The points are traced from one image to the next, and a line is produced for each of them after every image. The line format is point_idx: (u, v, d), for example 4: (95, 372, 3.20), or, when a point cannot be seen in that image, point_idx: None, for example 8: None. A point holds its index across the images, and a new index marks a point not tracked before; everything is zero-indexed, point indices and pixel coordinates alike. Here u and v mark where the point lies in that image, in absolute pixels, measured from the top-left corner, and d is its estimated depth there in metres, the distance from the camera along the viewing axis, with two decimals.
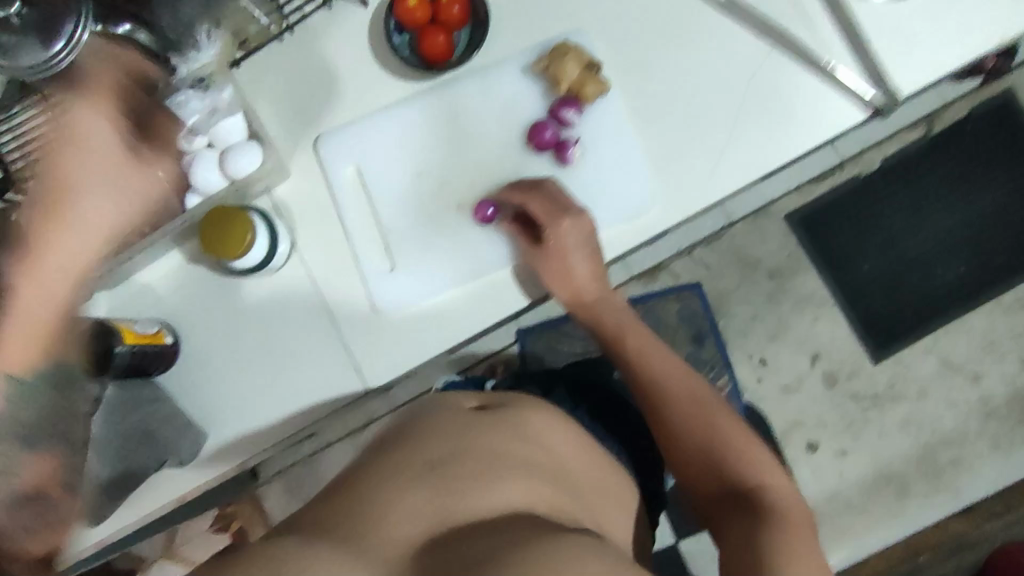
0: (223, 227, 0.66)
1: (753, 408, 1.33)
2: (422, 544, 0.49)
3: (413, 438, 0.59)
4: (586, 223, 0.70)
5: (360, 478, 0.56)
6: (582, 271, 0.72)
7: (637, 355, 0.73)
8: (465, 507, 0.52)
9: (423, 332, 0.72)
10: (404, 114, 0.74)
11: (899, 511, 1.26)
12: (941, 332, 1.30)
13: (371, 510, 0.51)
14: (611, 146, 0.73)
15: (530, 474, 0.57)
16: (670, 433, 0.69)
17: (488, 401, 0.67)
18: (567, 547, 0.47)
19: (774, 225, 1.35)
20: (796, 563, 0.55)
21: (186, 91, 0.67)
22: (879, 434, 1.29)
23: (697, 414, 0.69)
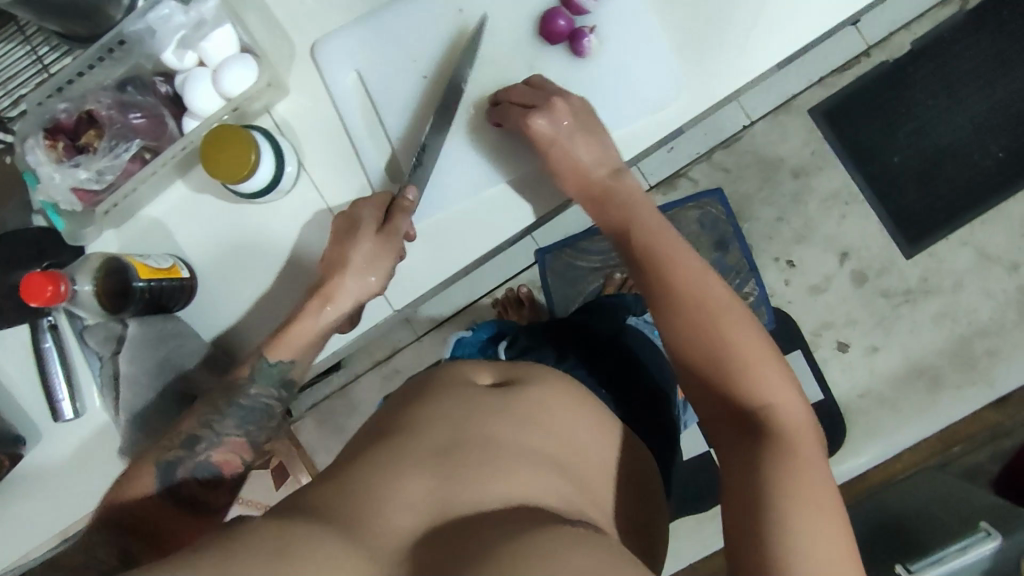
0: (224, 144, 0.61)
1: (780, 311, 1.30)
2: (420, 535, 0.46)
3: (428, 412, 0.56)
4: (558, 113, 0.64)
5: (367, 456, 0.53)
6: (588, 158, 0.66)
7: (647, 247, 0.62)
8: (466, 498, 0.49)
9: (445, 245, 0.69)
10: (405, 14, 0.69)
11: (932, 405, 1.24)
12: (975, 221, 1.25)
13: (370, 493, 0.48)
14: (630, 32, 0.68)
15: (534, 463, 0.54)
16: (670, 328, 0.58)
17: (497, 376, 0.63)
18: (580, 546, 0.44)
19: (798, 121, 1.28)
20: (799, 501, 0.45)
21: (168, 3, 0.62)
22: (912, 329, 1.26)
23: (707, 309, 0.57)
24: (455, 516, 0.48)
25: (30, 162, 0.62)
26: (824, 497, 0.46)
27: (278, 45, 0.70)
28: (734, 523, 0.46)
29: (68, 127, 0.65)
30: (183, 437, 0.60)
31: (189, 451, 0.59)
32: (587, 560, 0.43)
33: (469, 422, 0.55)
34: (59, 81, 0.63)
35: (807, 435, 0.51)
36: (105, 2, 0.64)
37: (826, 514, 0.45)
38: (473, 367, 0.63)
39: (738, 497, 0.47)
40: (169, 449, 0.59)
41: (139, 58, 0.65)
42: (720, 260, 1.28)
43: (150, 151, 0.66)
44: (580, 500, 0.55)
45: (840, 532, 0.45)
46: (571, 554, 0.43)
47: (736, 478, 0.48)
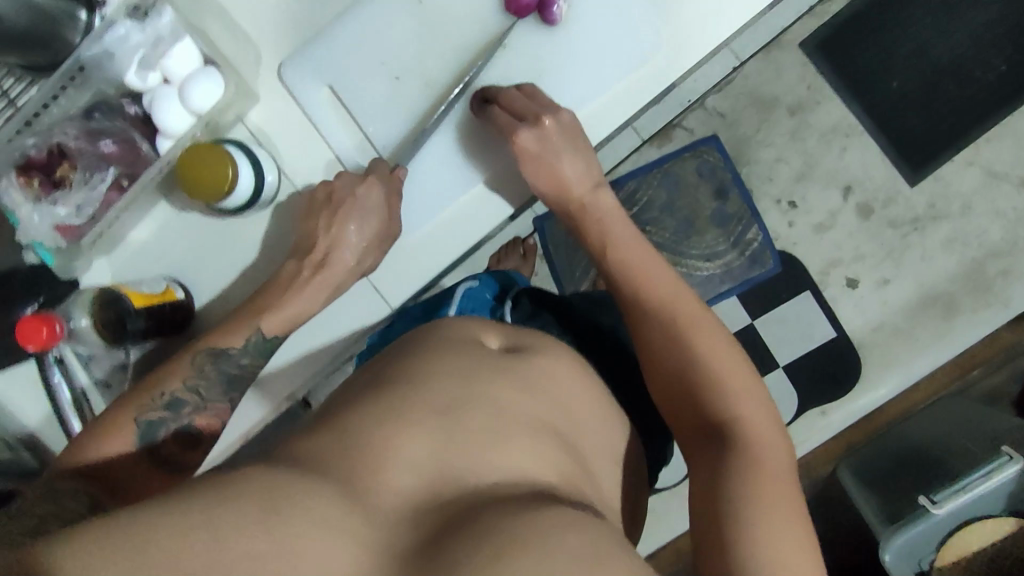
0: (205, 163, 0.62)
1: (787, 253, 1.27)
2: (416, 500, 0.43)
3: (436, 364, 0.53)
4: (543, 125, 0.63)
5: (374, 402, 0.50)
6: (571, 172, 0.66)
7: (623, 265, 0.65)
8: (464, 467, 0.46)
9: (433, 251, 0.70)
10: (368, 4, 0.67)
11: (947, 331, 1.22)
12: (980, 141, 1.22)
13: (371, 449, 0.45)
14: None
15: (541, 433, 0.52)
16: (647, 345, 0.61)
17: (505, 342, 0.61)
18: (578, 525, 0.42)
19: (790, 57, 1.24)
20: (765, 517, 0.47)
21: (124, 22, 0.60)
22: (922, 257, 1.24)
23: (682, 327, 0.60)
24: (452, 488, 0.45)
25: (7, 202, 0.62)
26: (787, 509, 0.49)
27: (243, 50, 0.68)
28: (705, 535, 0.49)
29: (40, 162, 0.63)
30: (165, 399, 0.60)
31: (172, 414, 0.60)
32: (585, 541, 0.40)
33: (474, 385, 0.52)
34: (28, 114, 0.60)
35: (775, 447, 0.54)
36: (63, 27, 0.62)
37: (789, 524, 0.48)
38: (483, 329, 0.61)
39: (706, 508, 0.50)
40: (152, 408, 0.59)
41: (101, 83, 0.63)
42: (719, 209, 1.27)
43: (126, 178, 0.65)
44: (575, 474, 0.52)
45: (803, 540, 0.48)
46: (568, 534, 0.40)
47: (705, 490, 0.51)
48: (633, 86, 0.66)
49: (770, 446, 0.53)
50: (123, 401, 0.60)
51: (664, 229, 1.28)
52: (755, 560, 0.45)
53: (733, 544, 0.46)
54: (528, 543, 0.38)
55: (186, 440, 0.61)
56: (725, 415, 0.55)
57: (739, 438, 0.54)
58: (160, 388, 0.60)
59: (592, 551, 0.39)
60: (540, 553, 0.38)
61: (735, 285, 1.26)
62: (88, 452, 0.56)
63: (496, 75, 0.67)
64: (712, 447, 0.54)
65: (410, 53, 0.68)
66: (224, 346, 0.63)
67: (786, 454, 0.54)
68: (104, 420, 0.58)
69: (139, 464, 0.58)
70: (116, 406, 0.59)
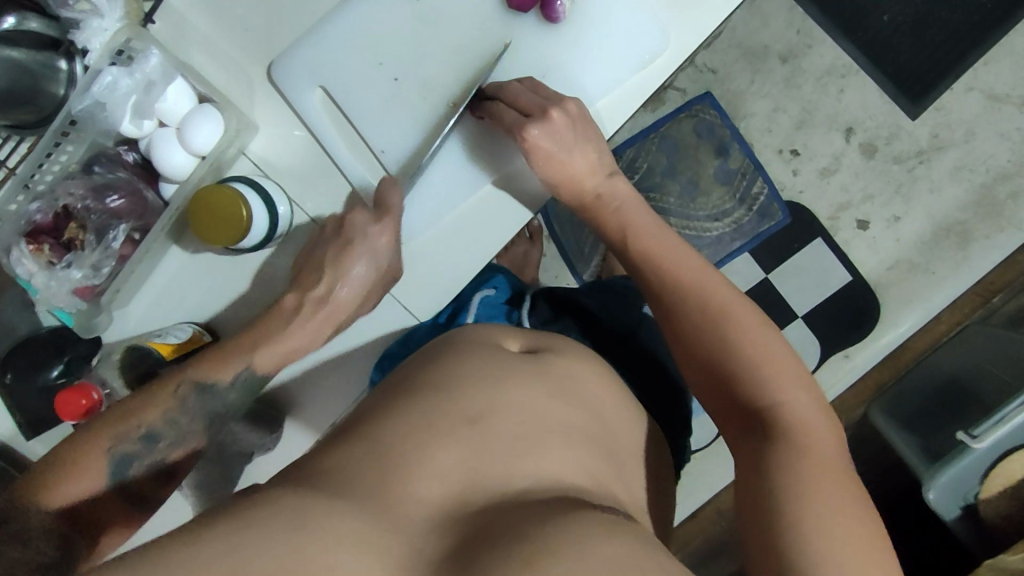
0: (217, 204, 0.61)
1: (794, 203, 1.23)
2: (446, 510, 0.43)
3: (458, 369, 0.51)
4: (555, 122, 0.61)
5: (399, 408, 0.49)
6: (586, 156, 0.64)
7: (649, 250, 0.63)
8: (496, 477, 0.45)
9: (447, 258, 0.68)
10: (354, 14, 0.64)
11: (963, 260, 1.19)
12: (979, 64, 1.16)
13: (399, 459, 0.45)
14: None
15: (572, 440, 0.50)
16: (681, 333, 0.59)
17: (527, 344, 0.59)
18: (613, 536, 0.41)
19: (776, 2, 1.19)
20: (816, 503, 0.46)
21: (110, 70, 0.59)
22: (931, 189, 1.20)
23: (716, 315, 0.58)
24: (483, 497, 0.44)
25: (23, 274, 0.61)
26: (840, 490, 0.47)
27: (240, 79, 0.66)
28: (756, 520, 0.47)
29: (48, 227, 0.62)
30: (139, 434, 0.57)
31: (147, 448, 0.57)
32: (621, 549, 0.39)
33: (501, 388, 0.50)
34: (25, 178, 0.61)
35: (821, 430, 0.52)
36: (43, 80, 0.60)
37: (845, 506, 0.46)
38: (501, 334, 0.59)
39: (758, 492, 0.49)
40: (127, 439, 0.56)
41: (96, 135, 0.62)
42: (722, 167, 1.23)
43: (138, 231, 0.64)
44: (606, 474, 0.51)
45: (861, 522, 0.46)
46: (603, 543, 0.39)
47: (753, 477, 0.50)
48: (643, 68, 0.64)
49: (816, 430, 0.52)
50: (92, 429, 0.55)
51: (669, 194, 1.24)
52: (811, 543, 0.44)
53: (787, 527, 0.45)
54: (561, 554, 0.38)
55: (157, 473, 0.59)
56: (768, 402, 0.53)
57: (785, 423, 0.52)
58: (137, 421, 0.57)
59: (629, 558, 0.39)
60: (575, 563, 0.37)
61: (747, 241, 1.22)
62: (55, 490, 0.52)
63: (500, 75, 0.65)
64: (757, 433, 0.53)
65: (408, 53, 0.64)
66: (207, 380, 0.59)
67: (833, 437, 0.52)
68: (73, 451, 0.54)
69: (110, 498, 0.56)
70: (81, 433, 0.55)
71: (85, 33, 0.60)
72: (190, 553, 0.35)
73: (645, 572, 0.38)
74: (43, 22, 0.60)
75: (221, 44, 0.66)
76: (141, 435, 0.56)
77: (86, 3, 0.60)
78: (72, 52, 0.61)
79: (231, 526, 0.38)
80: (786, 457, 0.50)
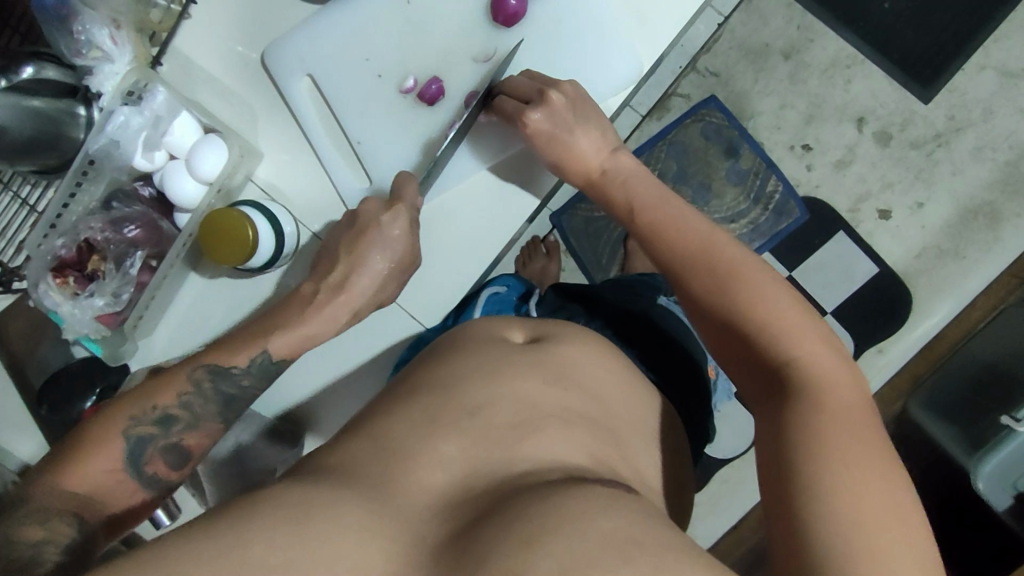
0: (224, 228, 0.64)
1: (812, 198, 1.21)
2: (449, 496, 0.44)
3: (453, 366, 0.53)
4: (551, 106, 0.62)
5: (403, 406, 0.50)
6: (580, 139, 0.63)
7: (652, 224, 0.59)
8: (495, 463, 0.46)
9: (461, 253, 0.70)
10: (348, 36, 0.67)
11: (995, 240, 1.15)
12: (989, 42, 1.14)
13: (399, 452, 0.46)
14: None
15: (572, 425, 0.50)
16: (690, 299, 0.56)
17: (531, 332, 0.59)
18: (613, 507, 0.41)
19: (773, 1, 1.19)
20: (837, 460, 0.42)
21: (122, 109, 0.63)
22: (953, 171, 1.17)
23: (728, 277, 0.54)
24: (484, 483, 0.44)
25: (49, 305, 0.65)
26: (864, 450, 0.43)
27: (245, 114, 0.70)
28: (770, 483, 0.44)
29: (73, 260, 0.66)
30: (155, 414, 0.57)
31: (161, 430, 0.58)
32: (619, 522, 0.39)
33: (496, 380, 0.51)
34: (50, 217, 0.64)
35: (847, 391, 0.48)
36: (64, 126, 0.63)
37: (882, 473, 0.42)
38: (501, 326, 0.59)
39: (773, 457, 0.45)
40: (142, 422, 0.57)
41: (113, 173, 0.65)
42: (734, 168, 1.21)
43: (153, 257, 0.68)
44: (609, 453, 0.50)
45: (884, 482, 0.42)
46: (599, 516, 0.39)
47: (769, 440, 0.46)
48: (629, 66, 0.66)
49: (842, 391, 0.47)
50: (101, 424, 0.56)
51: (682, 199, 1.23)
52: (821, 498, 0.41)
53: (805, 481, 0.42)
54: (562, 529, 0.38)
55: (175, 459, 0.58)
56: (788, 359, 0.50)
57: (805, 383, 0.48)
58: (149, 402, 0.58)
59: (625, 530, 0.39)
60: (574, 535, 0.37)
61: (765, 242, 1.21)
62: (72, 471, 0.53)
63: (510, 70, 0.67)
64: (773, 397, 0.49)
65: (396, 56, 0.67)
66: (224, 363, 0.61)
67: (860, 396, 0.48)
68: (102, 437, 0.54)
69: (131, 493, 0.56)
70: (97, 419, 0.56)
71: (98, 78, 0.64)
72: (199, 552, 0.36)
73: (643, 545, 0.38)
74: (60, 70, 0.62)
75: (225, 79, 0.70)
76: (154, 415, 0.57)
77: (98, 49, 0.63)
78: (88, 98, 0.64)
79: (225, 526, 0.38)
80: (803, 412, 0.46)
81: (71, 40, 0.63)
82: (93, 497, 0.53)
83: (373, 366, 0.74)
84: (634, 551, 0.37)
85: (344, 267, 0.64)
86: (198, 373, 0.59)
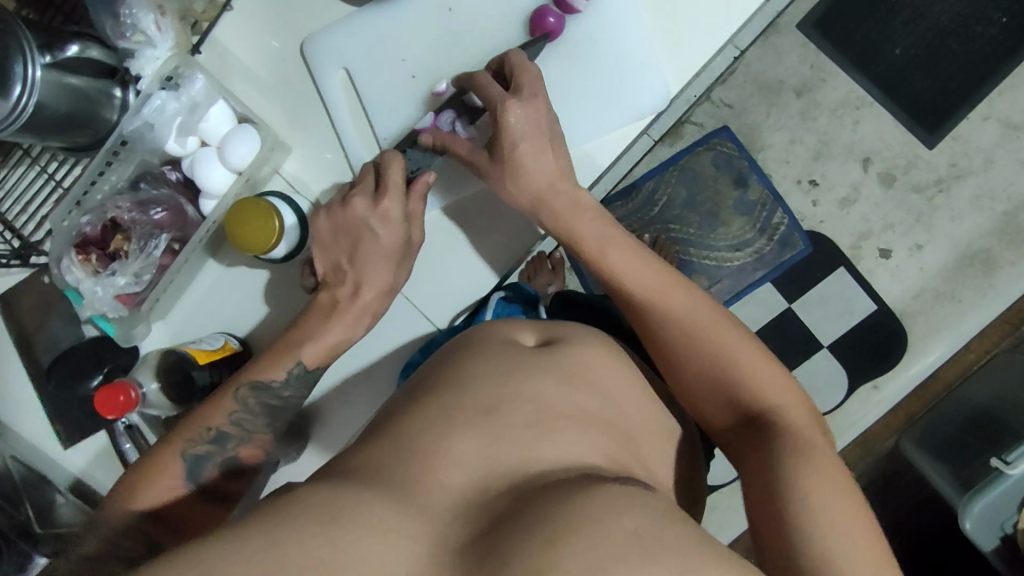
0: (252, 217, 0.64)
1: (816, 233, 1.23)
2: (468, 498, 0.44)
3: (471, 367, 0.53)
4: None
5: (422, 406, 0.51)
6: None
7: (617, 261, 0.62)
8: (512, 462, 0.46)
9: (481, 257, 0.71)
10: (388, 41, 0.69)
11: (990, 286, 1.17)
12: (994, 94, 1.17)
13: (421, 450, 0.47)
14: (622, 10, 0.67)
15: (589, 429, 0.51)
16: (661, 341, 0.58)
17: (545, 335, 0.60)
18: (635, 506, 0.41)
19: (790, 38, 1.22)
20: (816, 506, 0.45)
21: (159, 94, 0.64)
22: (953, 216, 1.20)
23: (686, 325, 0.58)
24: (502, 482, 0.45)
25: (70, 280, 0.66)
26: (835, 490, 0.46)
27: (278, 108, 0.71)
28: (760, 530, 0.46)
29: (96, 238, 0.67)
30: (209, 435, 0.59)
31: (218, 448, 0.60)
32: (642, 521, 0.40)
33: (513, 382, 0.52)
34: (77, 194, 0.66)
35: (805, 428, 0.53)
36: (98, 105, 0.64)
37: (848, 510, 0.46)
38: (516, 328, 0.60)
39: (759, 501, 0.47)
40: (199, 442, 0.59)
41: (144, 154, 0.67)
42: (741, 199, 1.23)
43: (177, 241, 0.68)
44: (622, 454, 0.51)
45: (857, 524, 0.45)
46: (624, 515, 0.40)
47: (752, 484, 0.49)
48: (656, 89, 0.67)
49: (805, 426, 0.53)
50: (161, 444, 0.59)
51: (688, 225, 1.24)
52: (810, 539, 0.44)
53: (782, 497, 0.46)
54: (582, 528, 0.38)
55: (231, 470, 0.61)
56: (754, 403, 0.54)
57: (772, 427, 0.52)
58: (205, 424, 0.59)
59: (648, 527, 0.40)
60: (594, 535, 0.38)
61: (768, 272, 1.23)
62: (141, 490, 0.57)
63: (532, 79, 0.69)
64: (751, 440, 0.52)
65: (433, 64, 0.69)
66: (264, 379, 0.61)
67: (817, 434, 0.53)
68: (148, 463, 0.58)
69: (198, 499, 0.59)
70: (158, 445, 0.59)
71: (140, 62, 0.65)
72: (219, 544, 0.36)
73: (666, 543, 0.39)
74: (103, 51, 0.63)
75: (260, 72, 0.71)
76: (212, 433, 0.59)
77: (141, 34, 0.65)
78: (126, 81, 0.66)
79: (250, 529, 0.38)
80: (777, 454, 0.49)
81: (116, 23, 0.64)
82: (164, 510, 0.57)
83: (381, 362, 0.74)
84: (655, 547, 0.38)
85: (362, 263, 0.65)
86: (243, 392, 0.61)
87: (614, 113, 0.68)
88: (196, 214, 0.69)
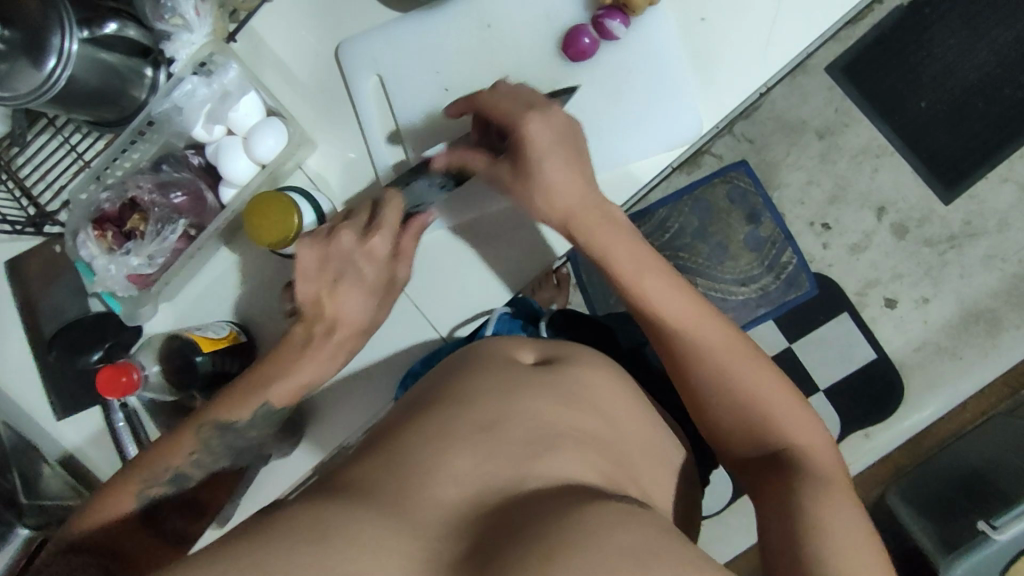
0: (270, 211, 0.64)
1: (824, 276, 1.23)
2: (464, 513, 0.44)
3: (473, 382, 0.53)
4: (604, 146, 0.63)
5: (420, 421, 0.50)
6: None
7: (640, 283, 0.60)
8: (509, 477, 0.46)
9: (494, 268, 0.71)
10: (423, 48, 0.70)
11: (991, 347, 1.18)
12: (1015, 156, 1.18)
13: (419, 464, 0.46)
14: (659, 40, 0.67)
15: (589, 451, 0.51)
16: (693, 373, 0.59)
17: (547, 352, 0.60)
18: (627, 522, 0.41)
19: (816, 80, 1.22)
20: (847, 558, 0.46)
21: (190, 79, 0.65)
22: (962, 273, 1.20)
23: (721, 360, 0.58)
24: (497, 497, 0.45)
25: (85, 256, 0.66)
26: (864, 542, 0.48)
27: (306, 103, 0.72)
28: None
29: (113, 216, 0.67)
30: (169, 474, 0.60)
31: (175, 486, 0.61)
32: (635, 536, 0.40)
33: (515, 399, 0.51)
34: (98, 170, 0.67)
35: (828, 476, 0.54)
36: (129, 84, 0.64)
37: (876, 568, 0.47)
38: (518, 344, 0.60)
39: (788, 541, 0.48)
40: (155, 483, 0.60)
41: (169, 137, 0.68)
42: (753, 234, 1.23)
43: (193, 227, 0.68)
44: (621, 478, 0.51)
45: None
46: (617, 530, 0.40)
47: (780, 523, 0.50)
48: (684, 122, 0.67)
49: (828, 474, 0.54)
50: (124, 474, 0.60)
51: (697, 255, 1.24)
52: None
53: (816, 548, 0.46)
54: (577, 546, 0.38)
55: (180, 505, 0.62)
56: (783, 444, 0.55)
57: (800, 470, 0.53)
58: (166, 463, 0.60)
59: (644, 543, 0.40)
60: (591, 550, 0.38)
61: (772, 309, 1.23)
62: (99, 515, 0.59)
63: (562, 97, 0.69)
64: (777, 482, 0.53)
65: (465, 75, 0.69)
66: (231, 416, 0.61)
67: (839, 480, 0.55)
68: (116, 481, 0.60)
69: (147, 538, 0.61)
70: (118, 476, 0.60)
71: (175, 45, 0.66)
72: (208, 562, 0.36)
73: (661, 557, 0.39)
74: (140, 31, 0.63)
75: (294, 68, 0.71)
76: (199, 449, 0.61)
77: (179, 17, 0.65)
78: (158, 61, 0.66)
79: (249, 544, 0.38)
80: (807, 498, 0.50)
81: (156, 5, 0.65)
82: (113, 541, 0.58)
83: (381, 366, 0.73)
84: (651, 561, 0.38)
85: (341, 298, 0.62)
86: (205, 433, 0.61)
87: (640, 142, 0.68)
88: (214, 199, 0.69)
